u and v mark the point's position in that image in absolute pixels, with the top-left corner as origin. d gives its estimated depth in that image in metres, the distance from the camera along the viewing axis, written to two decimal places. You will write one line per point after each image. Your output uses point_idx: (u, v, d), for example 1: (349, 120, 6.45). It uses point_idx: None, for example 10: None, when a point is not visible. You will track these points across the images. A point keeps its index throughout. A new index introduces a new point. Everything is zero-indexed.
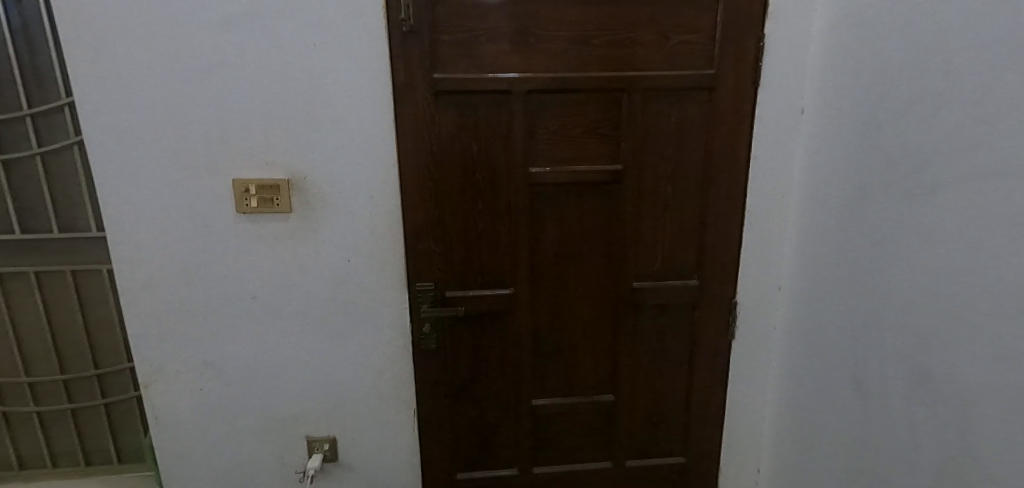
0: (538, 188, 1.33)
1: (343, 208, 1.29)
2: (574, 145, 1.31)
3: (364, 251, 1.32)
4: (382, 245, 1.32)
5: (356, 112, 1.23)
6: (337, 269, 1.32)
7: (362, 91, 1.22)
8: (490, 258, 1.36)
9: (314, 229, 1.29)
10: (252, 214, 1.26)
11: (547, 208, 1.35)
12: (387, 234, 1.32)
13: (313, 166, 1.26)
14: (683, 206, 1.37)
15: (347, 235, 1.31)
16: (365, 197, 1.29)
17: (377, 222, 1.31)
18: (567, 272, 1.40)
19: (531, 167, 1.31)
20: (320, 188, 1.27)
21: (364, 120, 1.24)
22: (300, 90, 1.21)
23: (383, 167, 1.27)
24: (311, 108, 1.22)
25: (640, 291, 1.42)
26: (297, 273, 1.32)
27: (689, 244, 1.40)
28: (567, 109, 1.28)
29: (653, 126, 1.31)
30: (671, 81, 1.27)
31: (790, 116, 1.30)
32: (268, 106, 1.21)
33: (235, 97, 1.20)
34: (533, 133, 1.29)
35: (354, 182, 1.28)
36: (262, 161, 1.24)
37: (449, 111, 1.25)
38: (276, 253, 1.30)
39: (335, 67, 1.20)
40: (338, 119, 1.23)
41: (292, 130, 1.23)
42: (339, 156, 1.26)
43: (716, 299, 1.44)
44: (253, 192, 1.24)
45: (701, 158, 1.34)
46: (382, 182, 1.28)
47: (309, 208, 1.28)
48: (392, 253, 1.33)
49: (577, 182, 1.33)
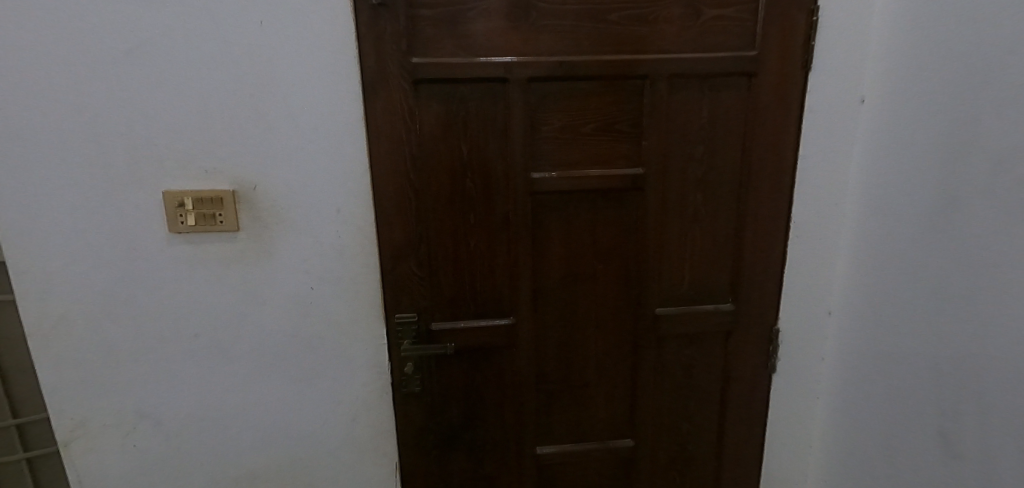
0: (542, 198, 1.10)
1: (303, 225, 1.05)
2: (585, 144, 1.07)
3: (332, 277, 1.08)
4: (353, 269, 1.08)
5: (316, 106, 0.99)
6: (298, 299, 1.09)
7: (323, 80, 0.98)
8: (484, 282, 1.13)
9: (268, 251, 1.06)
10: (190, 234, 1.03)
11: (553, 222, 1.11)
12: (359, 256, 1.08)
13: (264, 173, 1.02)
14: (716, 218, 1.14)
15: (309, 257, 1.07)
16: (330, 210, 1.05)
17: (346, 242, 1.07)
18: (578, 298, 1.16)
19: (533, 172, 1.08)
20: (274, 200, 1.03)
21: (327, 116, 1.00)
22: (245, 79, 0.97)
23: (352, 174, 1.03)
24: (260, 102, 0.98)
25: (664, 319, 1.19)
26: (249, 305, 1.08)
27: (722, 263, 1.17)
28: (577, 101, 1.05)
29: (681, 122, 1.07)
30: (703, 66, 1.04)
31: (847, 108, 1.08)
32: (205, 100, 0.97)
33: (162, 90, 0.95)
34: (536, 130, 1.06)
35: (316, 193, 1.04)
36: (201, 168, 1.00)
37: (432, 104, 1.02)
38: (222, 280, 1.06)
39: (288, 50, 0.96)
40: (294, 116, 0.99)
41: (237, 129, 0.99)
42: (297, 161, 1.02)
43: (754, 326, 1.21)
44: (190, 207, 1.01)
45: (737, 159, 1.11)
46: (351, 193, 1.04)
47: (261, 225, 1.04)
48: (366, 279, 1.09)
49: (590, 189, 1.09)
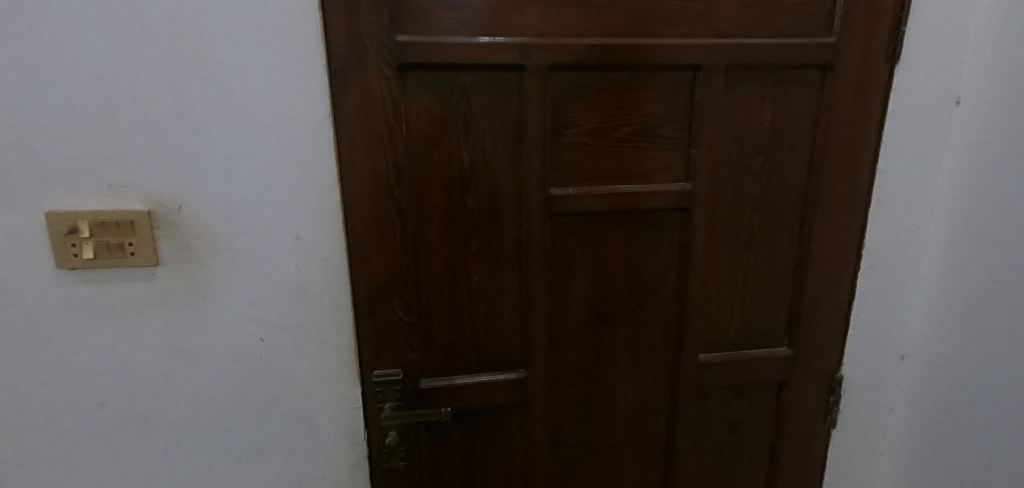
0: (564, 220, 0.86)
1: (249, 258, 0.78)
2: (619, 154, 0.84)
3: (289, 325, 0.82)
4: (317, 313, 0.82)
5: (266, 98, 0.73)
6: (243, 354, 0.82)
7: (276, 63, 0.72)
8: (489, 327, 0.88)
9: (201, 292, 0.78)
10: (88, 270, 0.75)
11: (577, 251, 0.88)
12: (326, 296, 0.82)
13: (194, 188, 0.75)
14: (774, 245, 0.93)
15: (257, 299, 0.80)
16: (286, 237, 0.78)
17: (308, 279, 0.81)
18: (604, 344, 0.93)
19: (553, 189, 0.84)
20: (207, 224, 0.76)
21: (282, 112, 0.74)
22: (163, 57, 0.69)
23: (317, 189, 0.77)
24: (186, 91, 0.71)
25: (708, 368, 0.97)
26: (175, 364, 0.80)
27: (778, 299, 0.96)
28: (610, 98, 0.82)
29: (738, 127, 0.85)
30: (768, 56, 0.82)
31: (938, 111, 0.87)
32: (105, 86, 0.69)
33: (39, 71, 0.67)
34: (558, 134, 0.82)
35: (267, 215, 0.77)
36: (102, 181, 0.72)
37: (424, 99, 0.77)
38: (137, 331, 0.78)
39: (223, 20, 0.70)
40: (234, 111, 0.73)
41: (153, 128, 0.72)
42: (239, 172, 0.75)
43: (814, 374, 1.00)
44: (86, 235, 0.73)
45: (804, 173, 0.90)
46: (314, 214, 0.78)
47: (190, 257, 0.77)
48: (336, 326, 0.83)
49: (624, 209, 0.86)
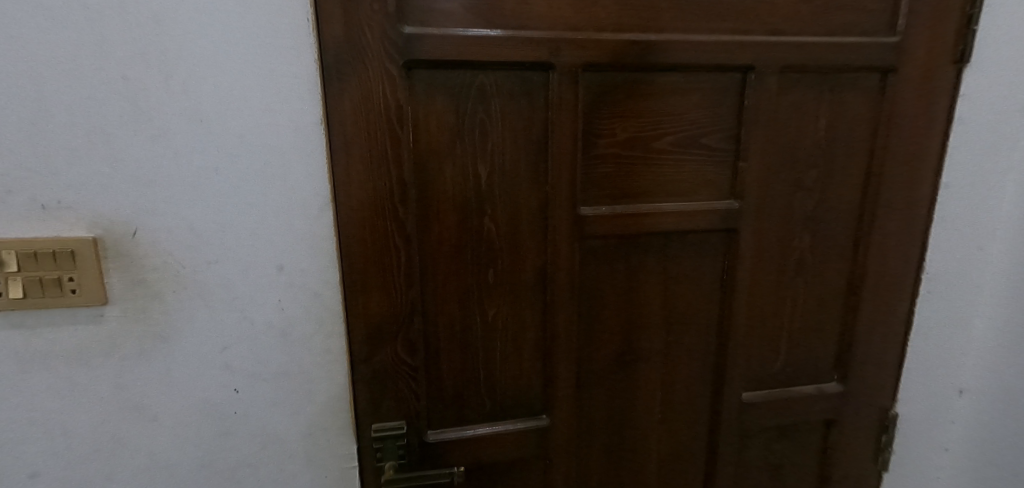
0: (595, 244, 0.74)
1: (222, 293, 0.65)
2: (657, 168, 0.73)
3: (270, 372, 0.68)
4: (305, 357, 0.69)
5: (244, 100, 0.60)
6: (213, 409, 0.68)
7: (256, 58, 0.59)
8: (507, 369, 0.76)
9: (161, 335, 0.64)
10: (17, 312, 0.60)
11: (608, 278, 0.76)
12: (316, 337, 0.69)
13: (152, 209, 0.61)
14: (826, 270, 0.83)
15: (231, 343, 0.66)
16: (268, 268, 0.65)
17: (294, 317, 0.67)
18: (637, 384, 0.82)
19: (583, 208, 0.72)
20: (169, 254, 0.63)
21: (263, 118, 0.61)
22: (112, 48, 0.56)
23: (306, 210, 0.64)
24: (142, 91, 0.58)
25: (752, 408, 0.86)
26: (128, 424, 0.66)
27: (827, 330, 0.86)
28: (648, 103, 0.71)
29: (790, 137, 0.75)
30: (828, 58, 0.72)
31: (1007, 120, 0.78)
32: (38, 85, 0.55)
33: None
34: (590, 145, 0.71)
35: (244, 241, 0.64)
36: (34, 202, 0.58)
37: (436, 103, 0.65)
38: (78, 386, 0.63)
39: (190, 4, 0.57)
40: (204, 115, 0.60)
41: (101, 138, 0.58)
42: (210, 190, 0.62)
43: (864, 411, 0.90)
44: (14, 269, 0.58)
45: (859, 189, 0.80)
46: (302, 240, 0.65)
47: (148, 294, 0.63)
48: (328, 372, 0.70)
49: (663, 231, 0.75)
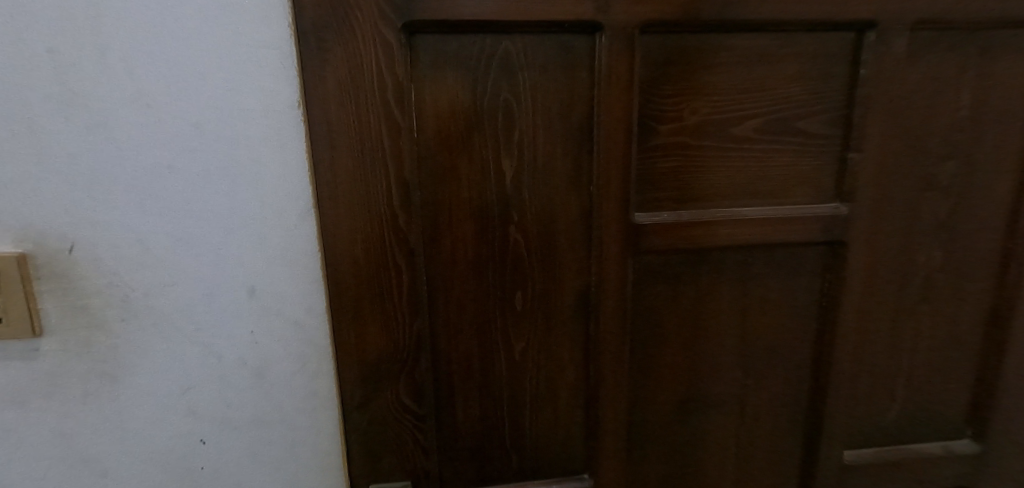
0: (653, 261, 0.57)
1: (182, 323, 0.52)
2: (737, 162, 0.56)
3: (243, 420, 0.55)
4: (286, 403, 0.55)
5: (198, 77, 0.46)
6: (175, 462, 0.55)
7: (213, 21, 0.45)
8: (539, 417, 0.61)
9: (110, 373, 0.52)
10: None
11: (670, 305, 0.59)
12: (299, 378, 0.55)
13: (91, 218, 0.48)
14: (961, 294, 0.63)
15: (195, 384, 0.53)
16: (238, 293, 0.52)
17: (271, 354, 0.53)
18: (704, 437, 0.64)
19: (639, 215, 0.56)
20: (115, 274, 0.50)
21: (224, 101, 0.47)
22: (28, 9, 0.43)
23: (282, 220, 0.50)
24: (70, 66, 0.44)
25: (854, 471, 0.67)
26: (76, 477, 0.54)
27: (958, 373, 0.66)
28: (727, 76, 0.54)
29: (920, 119, 0.56)
30: (983, 8, 0.53)
31: None
32: None
33: None
34: (649, 132, 0.54)
35: (206, 259, 0.50)
36: None
37: (447, 79, 0.50)
38: (13, 432, 0.52)
39: None
40: (150, 98, 0.46)
41: (21, 127, 0.45)
42: (162, 194, 0.48)
43: (1003, 477, 0.69)
44: None
45: (1014, 190, 0.59)
46: (279, 258, 0.51)
47: (92, 324, 0.51)
48: (314, 422, 0.56)
49: (744, 244, 0.57)
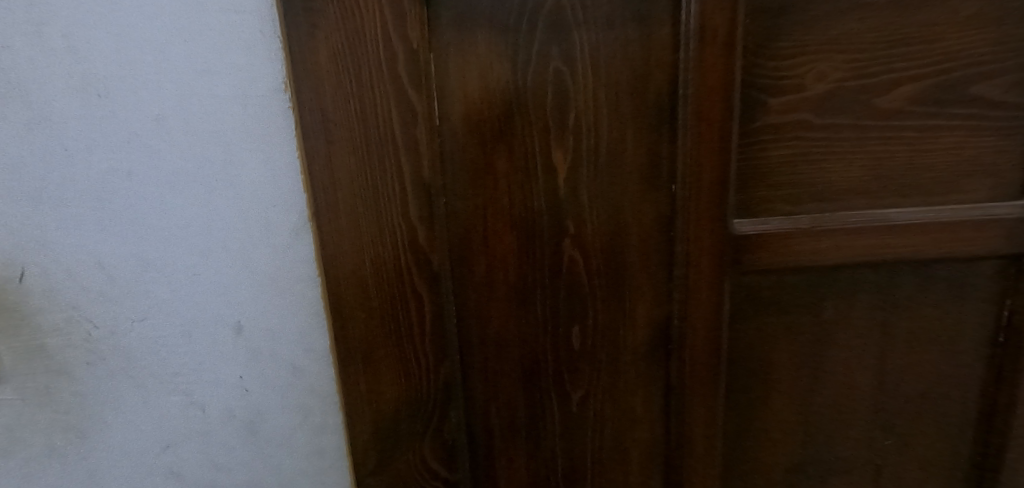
0: (757, 284, 0.43)
1: (157, 367, 0.41)
2: (875, 147, 0.40)
3: (238, 476, 0.45)
4: (286, 460, 0.45)
5: (161, 53, 0.35)
6: None
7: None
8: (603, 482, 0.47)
9: (76, 426, 0.42)
10: None
11: (780, 341, 0.44)
12: (303, 429, 0.44)
13: (37, 237, 0.37)
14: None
15: (177, 439, 0.43)
16: (225, 332, 0.41)
17: (268, 402, 0.43)
18: None
19: (740, 223, 0.41)
20: (75, 307, 0.39)
21: (196, 86, 0.35)
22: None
23: (271, 238, 0.39)
24: None
25: None
26: None
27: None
28: (870, 26, 0.38)
29: None
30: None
31: None
32: None
33: None
34: (754, 110, 0.39)
35: (185, 288, 0.40)
36: None
37: (478, 46, 0.37)
38: None
39: None
40: (101, 87, 0.35)
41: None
42: (122, 208, 0.37)
43: None
44: None
45: None
46: (270, 287, 0.40)
47: (52, 369, 0.40)
48: (322, 478, 0.46)
49: (886, 260, 0.42)
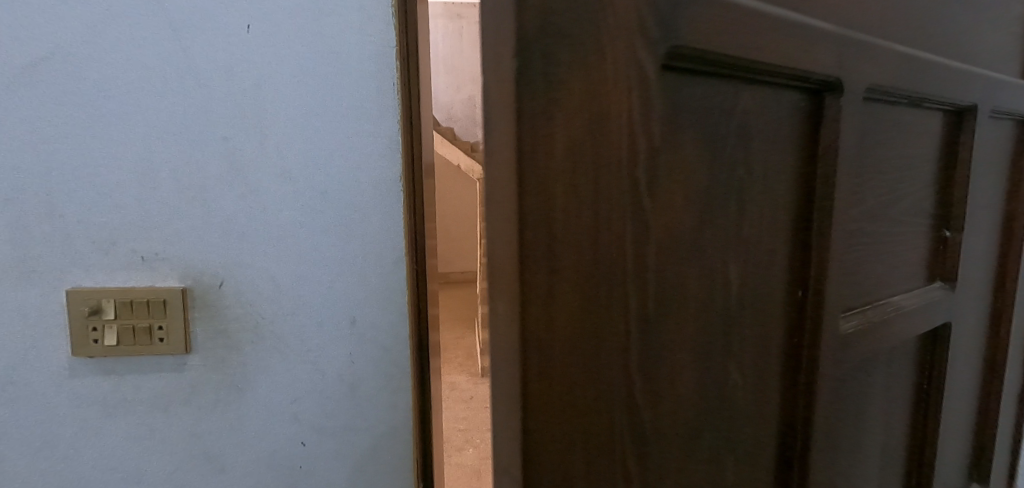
0: (845, 372, 0.46)
1: (296, 345, 0.54)
2: (887, 246, 0.50)
3: (334, 429, 0.56)
4: (374, 420, 0.56)
5: (339, 122, 0.51)
6: (280, 466, 0.56)
7: (356, 79, 0.51)
8: None
9: (232, 385, 0.54)
10: (108, 361, 0.52)
11: (846, 415, 0.49)
12: (384, 408, 0.56)
13: (240, 255, 0.52)
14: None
15: (304, 398, 0.55)
16: (343, 321, 0.54)
17: (367, 374, 0.55)
18: None
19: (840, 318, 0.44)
20: (252, 303, 0.53)
21: (364, 145, 0.52)
22: (212, 83, 0.49)
23: (383, 255, 0.54)
24: (259, 125, 0.50)
25: None
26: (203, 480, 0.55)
27: (969, 417, 0.73)
28: (889, 156, 0.48)
29: (979, 197, 0.60)
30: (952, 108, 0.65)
31: None
32: (165, 126, 0.50)
33: (176, 105, 0.49)
34: (847, 217, 0.44)
35: (330, 288, 0.53)
36: (136, 251, 0.51)
37: (691, 143, 0.30)
38: (156, 441, 0.54)
39: (298, 45, 0.50)
40: (300, 151, 0.51)
41: (197, 186, 0.51)
42: (300, 225, 0.52)
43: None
44: (113, 317, 0.51)
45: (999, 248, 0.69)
46: (378, 287, 0.54)
47: (231, 343, 0.53)
48: (402, 436, 0.57)
49: (895, 335, 0.52)
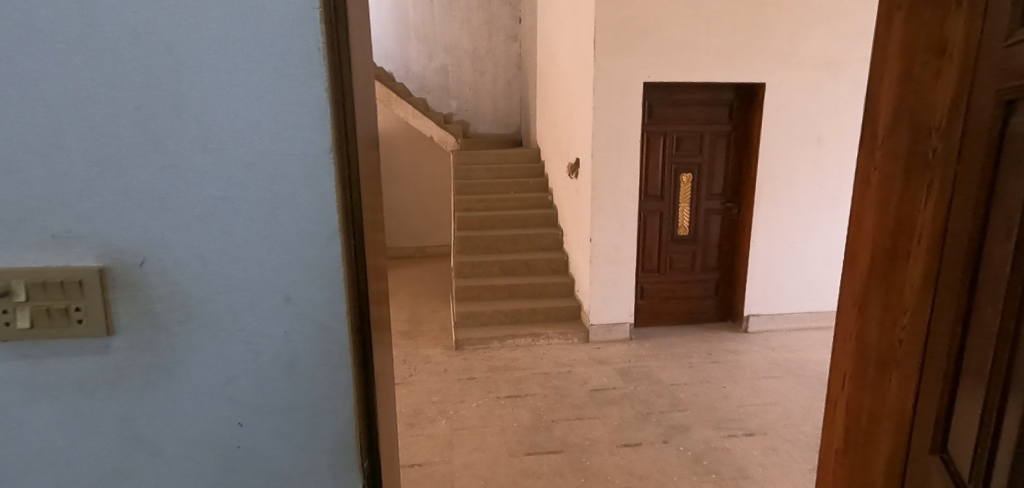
0: None
1: (226, 326, 0.52)
2: None
3: (273, 410, 0.55)
4: (312, 401, 0.55)
5: (259, 92, 0.48)
6: (218, 447, 0.55)
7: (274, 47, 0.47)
8: None
9: (161, 367, 0.52)
10: (25, 343, 0.50)
11: None
12: (322, 388, 0.55)
13: (159, 234, 0.49)
14: (849, 298, 0.75)
15: (238, 379, 0.53)
16: (275, 302, 0.52)
17: (303, 354, 0.54)
18: None
19: None
20: (177, 282, 0.51)
21: (286, 118, 0.48)
22: (118, 50, 0.46)
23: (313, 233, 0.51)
24: (170, 96, 0.47)
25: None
26: (137, 460, 0.54)
27: None
28: None
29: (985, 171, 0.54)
30: (917, 78, 0.62)
31: None
32: (67, 96, 0.46)
33: (77, 73, 0.46)
34: None
35: (259, 268, 0.51)
36: (46, 229, 0.48)
37: None
38: (85, 424, 0.52)
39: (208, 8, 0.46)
40: (219, 123, 0.48)
41: (106, 161, 0.48)
42: (223, 201, 0.49)
43: None
44: (27, 298, 0.49)
45: None
46: (309, 268, 0.52)
47: (157, 325, 0.51)
48: (342, 418, 0.56)
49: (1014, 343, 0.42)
